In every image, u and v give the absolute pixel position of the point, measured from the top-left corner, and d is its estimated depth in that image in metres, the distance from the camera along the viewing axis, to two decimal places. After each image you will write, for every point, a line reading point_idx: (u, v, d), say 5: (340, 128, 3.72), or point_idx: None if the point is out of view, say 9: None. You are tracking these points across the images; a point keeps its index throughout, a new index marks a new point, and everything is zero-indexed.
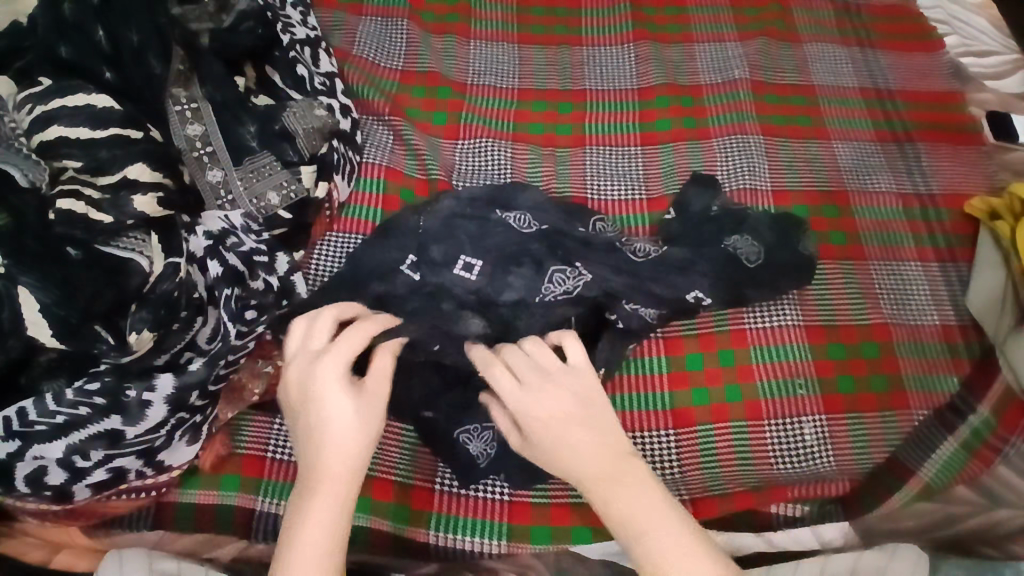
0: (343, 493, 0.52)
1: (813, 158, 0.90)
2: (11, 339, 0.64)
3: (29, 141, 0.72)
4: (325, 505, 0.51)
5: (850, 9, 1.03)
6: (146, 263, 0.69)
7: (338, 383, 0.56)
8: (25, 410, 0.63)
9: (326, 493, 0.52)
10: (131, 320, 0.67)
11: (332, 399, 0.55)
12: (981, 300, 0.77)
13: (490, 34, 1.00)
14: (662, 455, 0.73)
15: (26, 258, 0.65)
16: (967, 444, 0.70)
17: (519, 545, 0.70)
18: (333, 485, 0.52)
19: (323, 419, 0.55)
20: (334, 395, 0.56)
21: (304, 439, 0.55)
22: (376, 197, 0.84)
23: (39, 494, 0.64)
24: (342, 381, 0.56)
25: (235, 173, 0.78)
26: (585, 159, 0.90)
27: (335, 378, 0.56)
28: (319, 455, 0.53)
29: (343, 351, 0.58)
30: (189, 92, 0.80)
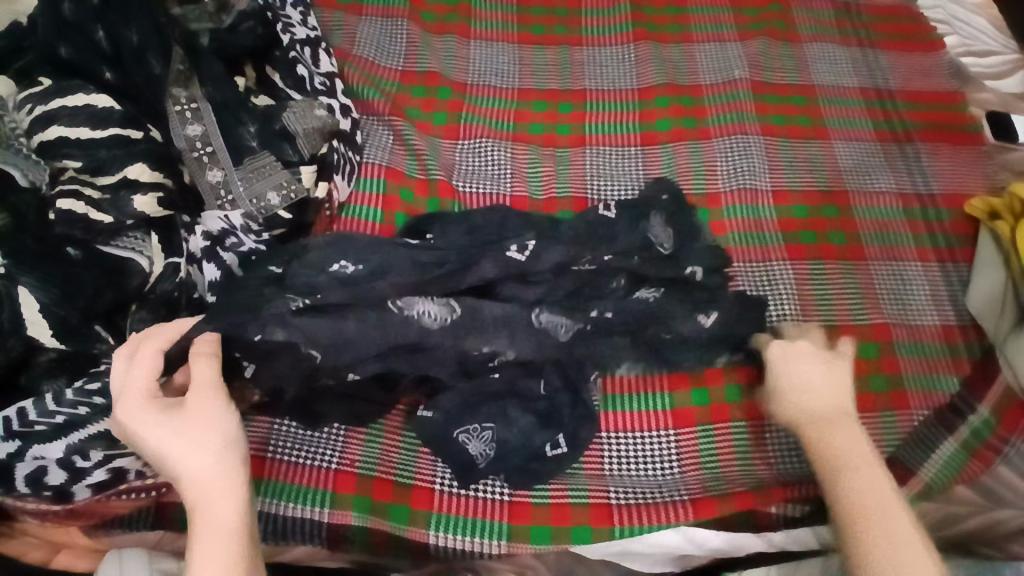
0: (209, 486, 0.52)
1: (813, 158, 0.89)
2: (11, 339, 0.64)
3: (28, 141, 0.73)
4: (201, 504, 0.51)
5: (850, 9, 1.03)
6: (146, 263, 0.70)
7: (145, 413, 0.54)
8: (25, 410, 0.64)
9: (195, 495, 0.52)
10: (131, 320, 0.69)
11: (148, 431, 0.53)
12: (981, 300, 0.77)
13: (490, 34, 1.00)
14: (662, 454, 0.74)
15: (26, 259, 0.66)
16: (967, 444, 0.70)
17: (519, 545, 0.69)
18: (189, 482, 0.52)
19: (163, 434, 0.53)
20: (144, 419, 0.54)
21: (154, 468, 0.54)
22: (376, 197, 0.84)
23: (39, 494, 0.63)
24: (155, 409, 0.54)
25: (235, 173, 0.78)
26: (586, 159, 0.90)
27: (135, 410, 0.54)
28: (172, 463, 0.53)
29: (129, 381, 0.56)
30: (189, 92, 0.79)
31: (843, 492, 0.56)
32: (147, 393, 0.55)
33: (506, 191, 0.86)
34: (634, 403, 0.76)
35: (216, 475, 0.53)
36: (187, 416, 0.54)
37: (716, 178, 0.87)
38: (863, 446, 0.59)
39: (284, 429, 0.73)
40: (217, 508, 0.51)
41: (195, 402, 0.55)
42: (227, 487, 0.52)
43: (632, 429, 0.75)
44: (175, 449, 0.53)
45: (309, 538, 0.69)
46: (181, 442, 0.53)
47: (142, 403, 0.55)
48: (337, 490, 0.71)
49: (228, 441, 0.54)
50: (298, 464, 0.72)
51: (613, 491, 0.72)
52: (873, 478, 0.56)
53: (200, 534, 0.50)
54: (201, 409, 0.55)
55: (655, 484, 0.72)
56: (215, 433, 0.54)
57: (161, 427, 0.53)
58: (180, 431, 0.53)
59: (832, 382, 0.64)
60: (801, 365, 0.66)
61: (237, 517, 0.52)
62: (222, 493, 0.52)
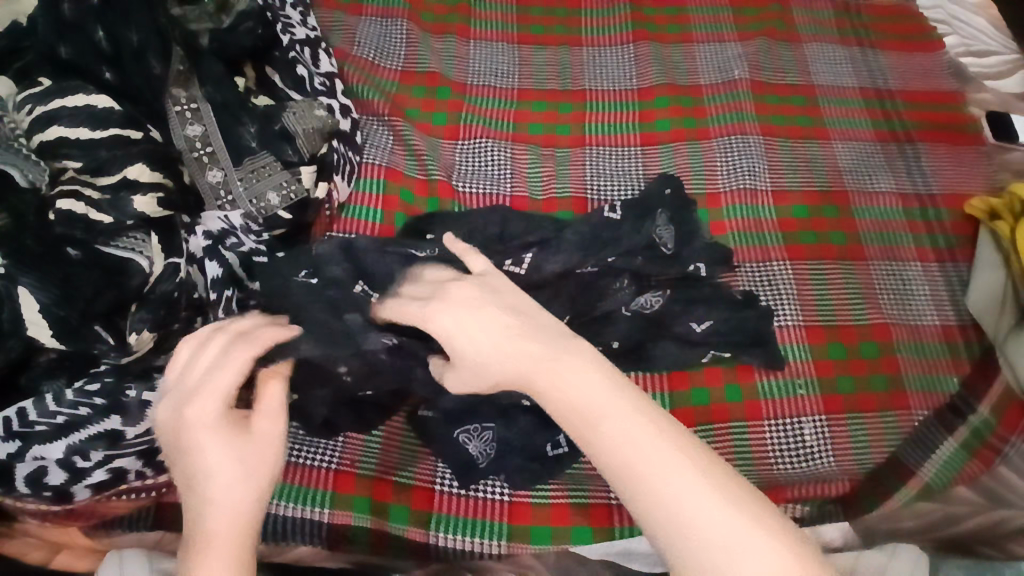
0: (234, 524, 0.48)
1: (813, 158, 0.90)
2: (11, 339, 0.64)
3: (28, 141, 0.73)
4: (223, 528, 0.48)
5: (850, 9, 1.03)
6: (146, 263, 0.69)
7: (214, 424, 0.52)
8: (25, 410, 0.63)
9: (215, 530, 0.48)
10: (132, 321, 0.68)
11: (209, 442, 0.51)
12: (981, 299, 0.77)
13: (490, 34, 1.00)
14: None
15: (26, 258, 0.66)
16: (967, 445, 0.70)
17: (519, 545, 0.69)
18: (224, 502, 0.49)
19: (219, 449, 0.51)
20: (205, 429, 0.51)
21: (187, 484, 0.50)
22: (376, 197, 0.84)
23: (39, 494, 0.64)
24: (221, 421, 0.52)
25: (235, 174, 0.78)
26: (586, 159, 0.90)
27: (207, 414, 0.52)
28: (215, 478, 0.49)
29: (202, 384, 0.54)
30: (189, 92, 0.80)
31: (648, 498, 0.43)
32: (222, 399, 0.53)
33: (506, 191, 0.86)
34: None
35: (248, 509, 0.49)
36: (247, 439, 0.52)
37: (716, 177, 0.87)
38: (648, 445, 0.44)
39: (284, 430, 0.73)
40: (231, 551, 0.47)
41: (257, 424, 0.53)
42: (252, 521, 0.49)
43: None
44: (218, 468, 0.50)
45: (310, 538, 0.69)
46: (225, 463, 0.50)
47: (212, 409, 0.52)
48: (337, 490, 0.71)
49: (270, 481, 0.52)
50: (299, 464, 0.72)
51: (614, 492, 0.72)
52: (679, 491, 0.43)
53: (211, 557, 0.46)
54: (265, 439, 0.53)
55: None
56: (266, 467, 0.52)
57: (214, 440, 0.51)
58: (229, 451, 0.51)
59: (497, 344, 0.52)
60: (571, 377, 0.48)
61: (247, 555, 0.48)
62: (248, 527, 0.49)
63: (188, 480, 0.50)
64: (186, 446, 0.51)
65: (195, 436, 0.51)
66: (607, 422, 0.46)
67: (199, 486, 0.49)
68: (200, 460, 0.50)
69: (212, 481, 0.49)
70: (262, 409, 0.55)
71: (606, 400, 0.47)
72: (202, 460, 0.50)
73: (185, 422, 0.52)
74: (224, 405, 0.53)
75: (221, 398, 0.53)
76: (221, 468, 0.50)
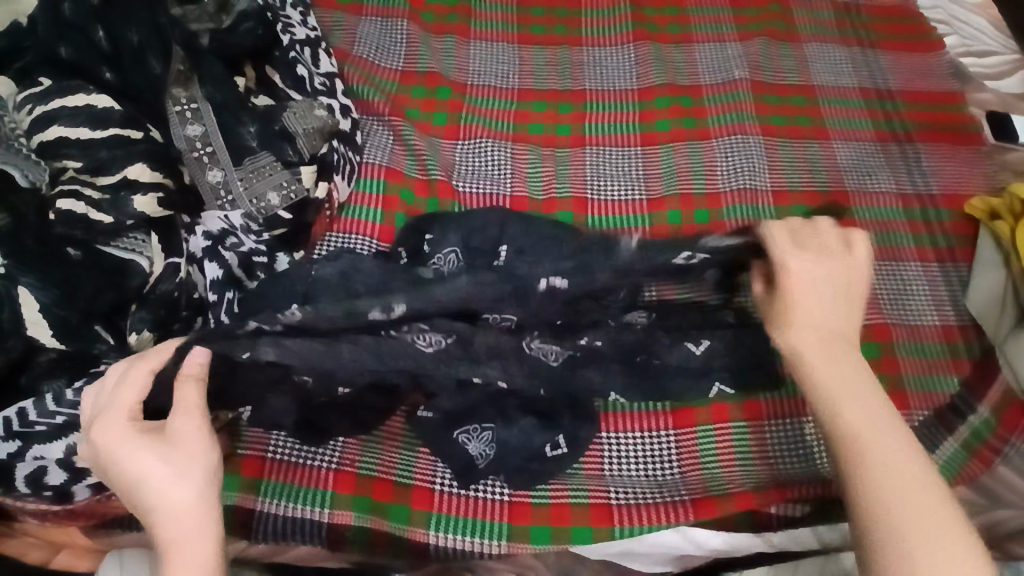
0: (189, 522, 0.52)
1: (813, 158, 0.90)
2: (11, 339, 0.64)
3: (29, 142, 0.73)
4: (180, 532, 0.51)
5: (850, 9, 1.03)
6: (146, 263, 0.70)
7: (127, 437, 0.53)
8: (25, 410, 0.63)
9: (172, 532, 0.51)
10: (131, 320, 0.69)
11: (129, 455, 0.52)
12: (981, 300, 0.77)
13: (490, 34, 1.00)
14: (662, 454, 0.74)
15: (26, 259, 0.65)
16: (967, 444, 0.70)
17: (519, 546, 0.69)
18: (170, 509, 0.52)
19: (141, 460, 0.52)
20: (124, 443, 0.53)
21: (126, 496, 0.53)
22: (376, 197, 0.84)
23: (39, 494, 0.64)
24: (138, 432, 0.53)
25: (235, 174, 0.78)
26: (585, 159, 0.90)
27: (116, 433, 0.53)
28: (150, 489, 0.52)
29: (116, 405, 0.55)
30: (189, 92, 0.79)
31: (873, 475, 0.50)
32: (131, 416, 0.55)
33: (506, 191, 0.86)
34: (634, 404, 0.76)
35: (198, 508, 0.52)
36: (170, 444, 0.53)
37: (716, 178, 0.87)
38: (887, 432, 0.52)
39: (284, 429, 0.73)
40: (195, 544, 0.51)
41: (178, 425, 0.54)
42: (204, 518, 0.52)
43: (632, 429, 0.75)
44: (151, 477, 0.52)
45: (310, 538, 0.70)
46: (161, 472, 0.52)
47: (125, 426, 0.54)
48: (337, 490, 0.71)
49: (208, 475, 0.54)
50: (298, 464, 0.72)
51: (613, 492, 0.72)
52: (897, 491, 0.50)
53: (176, 563, 0.50)
54: (185, 436, 0.54)
55: (655, 484, 0.72)
56: (197, 461, 0.53)
57: (140, 453, 0.53)
58: (160, 457, 0.53)
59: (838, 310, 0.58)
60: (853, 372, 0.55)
61: (212, 550, 0.52)
62: (204, 524, 0.52)
63: (126, 497, 0.53)
64: (111, 465, 0.53)
65: (111, 455, 0.53)
66: (851, 412, 0.53)
67: (141, 499, 0.52)
68: (130, 476, 0.52)
69: (149, 492, 0.52)
70: (178, 410, 0.55)
71: (852, 391, 0.54)
72: (133, 476, 0.52)
73: (101, 442, 0.53)
74: (135, 422, 0.54)
75: (131, 414, 0.55)
76: (157, 478, 0.52)
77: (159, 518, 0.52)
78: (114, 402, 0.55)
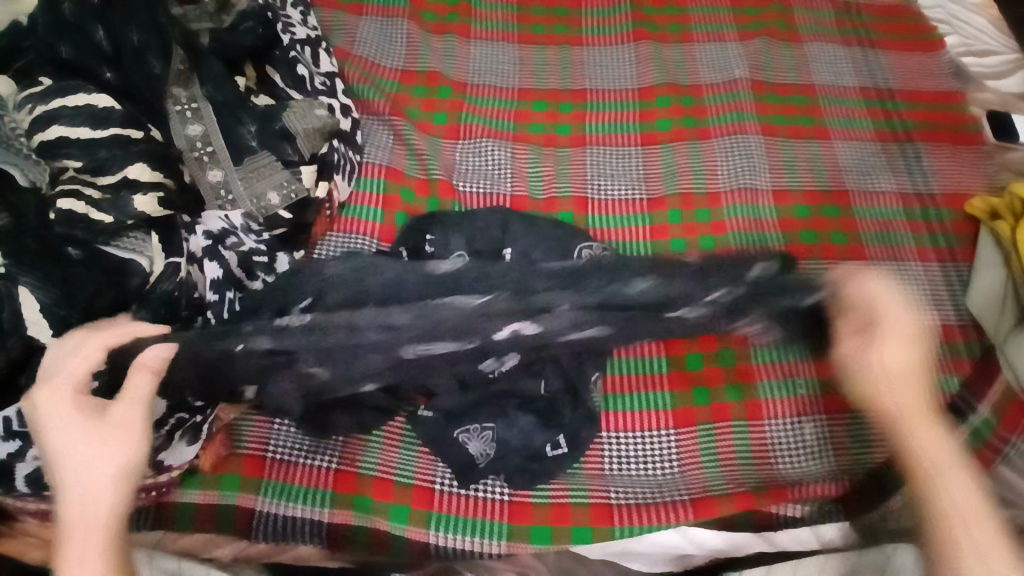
0: (98, 504, 0.52)
1: (813, 158, 0.89)
2: (11, 339, 0.63)
3: (28, 142, 0.73)
4: (90, 521, 0.51)
5: (850, 9, 1.03)
6: (146, 263, 0.69)
7: (70, 404, 0.55)
8: (24, 412, 0.63)
9: (78, 510, 0.51)
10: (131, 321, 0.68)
11: (63, 420, 0.54)
12: (981, 301, 0.78)
13: (491, 34, 1.00)
14: (662, 454, 0.74)
15: (26, 258, 0.66)
16: (968, 443, 0.69)
17: (519, 546, 0.69)
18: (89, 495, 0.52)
19: (73, 440, 0.53)
20: (60, 409, 0.55)
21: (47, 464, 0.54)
22: (376, 197, 0.84)
23: (38, 493, 0.65)
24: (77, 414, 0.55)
25: (235, 174, 0.78)
26: (586, 159, 0.90)
27: (61, 395, 0.55)
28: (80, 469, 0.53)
29: (69, 370, 0.57)
30: (189, 92, 0.80)
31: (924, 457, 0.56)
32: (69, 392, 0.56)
33: (506, 191, 0.86)
34: (634, 403, 0.76)
35: (113, 500, 0.53)
36: (108, 421, 0.55)
37: (716, 177, 0.87)
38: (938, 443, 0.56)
39: (284, 429, 0.74)
40: (96, 531, 0.51)
41: (121, 408, 0.56)
42: (117, 513, 0.53)
43: (632, 429, 0.75)
44: (79, 447, 0.53)
45: (309, 537, 0.69)
46: (90, 446, 0.54)
47: (68, 391, 0.55)
48: (337, 490, 0.71)
49: (127, 470, 0.54)
50: (298, 464, 0.72)
51: (613, 492, 0.72)
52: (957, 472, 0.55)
53: (70, 546, 0.50)
54: (122, 421, 0.56)
55: (655, 483, 0.72)
56: (127, 449, 0.55)
57: (72, 423, 0.54)
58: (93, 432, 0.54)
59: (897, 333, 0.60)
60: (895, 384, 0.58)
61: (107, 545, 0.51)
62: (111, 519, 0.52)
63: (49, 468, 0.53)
64: (45, 426, 0.54)
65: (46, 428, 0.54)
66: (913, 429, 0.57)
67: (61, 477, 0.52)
68: (57, 442, 0.53)
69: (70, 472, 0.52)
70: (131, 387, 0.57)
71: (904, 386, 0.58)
72: (58, 442, 0.53)
73: (42, 402, 0.55)
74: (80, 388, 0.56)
75: (79, 382, 0.56)
76: (82, 452, 0.53)
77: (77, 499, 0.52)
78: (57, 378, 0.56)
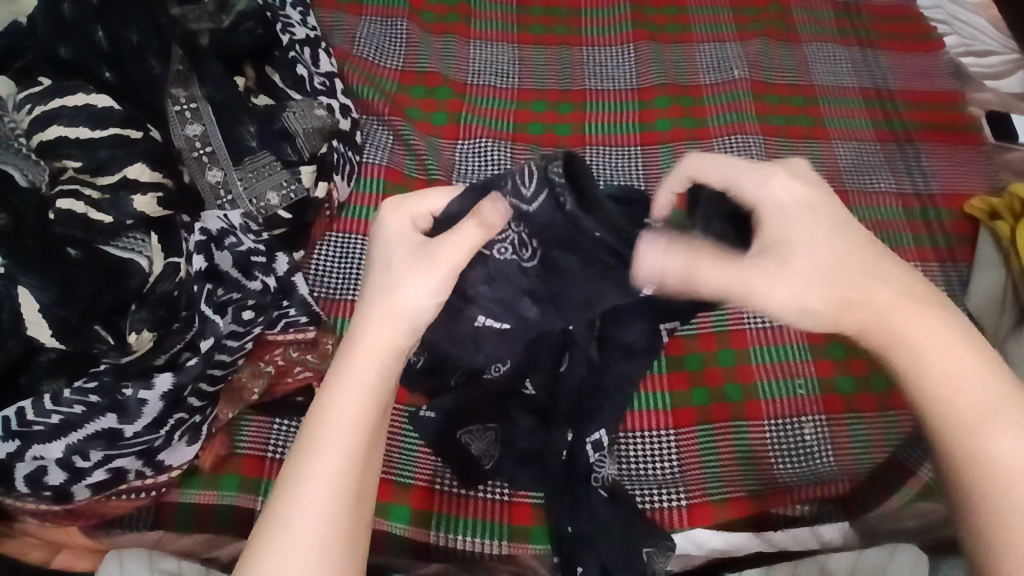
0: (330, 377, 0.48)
1: (812, 158, 0.90)
2: (11, 339, 0.64)
3: (29, 142, 0.73)
4: (321, 401, 0.47)
5: (850, 9, 1.02)
6: (145, 263, 0.70)
7: (408, 240, 0.52)
8: (24, 410, 0.63)
9: (342, 370, 0.48)
10: (131, 320, 0.67)
11: (411, 276, 0.50)
12: (982, 299, 0.77)
13: (490, 34, 1.00)
14: (661, 454, 0.73)
15: (26, 258, 0.65)
16: None
17: (519, 546, 0.70)
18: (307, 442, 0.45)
19: (392, 260, 0.51)
20: (406, 242, 0.52)
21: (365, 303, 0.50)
22: (375, 197, 0.85)
23: (39, 494, 0.65)
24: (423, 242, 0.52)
25: (235, 173, 0.78)
26: (585, 159, 0.90)
27: (403, 239, 0.52)
28: (399, 319, 0.49)
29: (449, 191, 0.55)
30: (189, 92, 0.79)
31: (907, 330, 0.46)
32: (401, 244, 0.52)
33: None
34: (636, 404, 0.76)
35: (374, 384, 0.47)
36: (392, 242, 0.52)
37: None
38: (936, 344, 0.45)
39: (283, 429, 0.74)
40: (323, 406, 0.47)
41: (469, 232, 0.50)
42: (356, 441, 0.46)
43: (633, 429, 0.74)
44: (397, 291, 0.50)
45: None
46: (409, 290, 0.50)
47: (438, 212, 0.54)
48: None
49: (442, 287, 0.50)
50: None
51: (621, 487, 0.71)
52: (994, 384, 0.44)
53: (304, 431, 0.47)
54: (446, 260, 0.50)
55: (654, 483, 0.72)
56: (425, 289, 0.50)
57: (410, 260, 0.51)
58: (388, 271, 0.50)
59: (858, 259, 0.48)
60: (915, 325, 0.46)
61: (334, 487, 0.44)
62: (317, 495, 0.44)
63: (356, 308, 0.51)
64: (383, 271, 0.51)
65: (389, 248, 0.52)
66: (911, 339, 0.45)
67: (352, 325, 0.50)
68: (386, 265, 0.51)
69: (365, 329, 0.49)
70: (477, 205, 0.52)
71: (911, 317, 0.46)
72: (390, 272, 0.50)
73: (387, 232, 0.53)
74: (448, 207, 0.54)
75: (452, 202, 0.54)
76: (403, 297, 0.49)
77: (322, 395, 0.47)
78: (412, 205, 0.54)
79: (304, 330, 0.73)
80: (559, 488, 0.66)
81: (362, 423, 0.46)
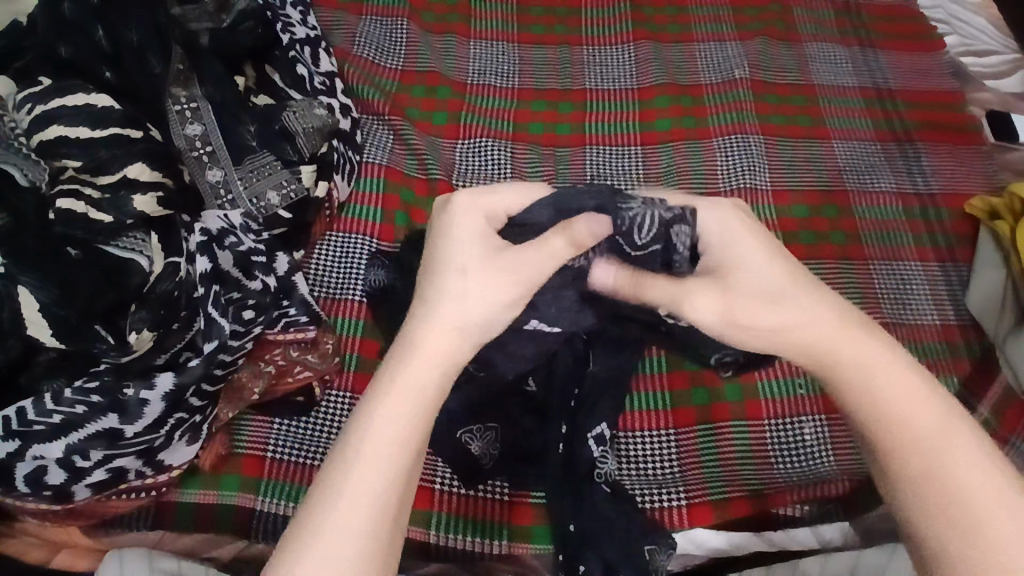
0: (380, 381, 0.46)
1: (813, 158, 0.90)
2: (11, 339, 0.65)
3: (28, 141, 0.72)
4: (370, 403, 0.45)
5: (850, 9, 1.02)
6: (146, 263, 0.69)
7: (485, 240, 0.51)
8: (24, 409, 0.63)
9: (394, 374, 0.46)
10: (131, 320, 0.67)
11: (483, 286, 0.49)
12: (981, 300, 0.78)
13: (490, 34, 1.00)
14: (661, 454, 0.73)
15: (26, 258, 0.65)
16: None
17: (519, 545, 0.70)
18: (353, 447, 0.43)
19: (465, 260, 0.49)
20: (484, 241, 0.50)
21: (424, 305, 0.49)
22: (376, 197, 0.85)
23: (39, 493, 0.65)
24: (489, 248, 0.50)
25: (235, 173, 0.78)
26: (586, 159, 0.90)
27: (478, 238, 0.50)
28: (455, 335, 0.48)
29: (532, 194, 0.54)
30: (189, 92, 0.80)
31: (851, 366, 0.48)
32: (474, 244, 0.50)
33: None
34: (636, 404, 0.76)
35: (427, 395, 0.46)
36: (466, 238, 0.50)
37: (716, 178, 0.88)
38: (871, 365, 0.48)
39: (283, 429, 0.74)
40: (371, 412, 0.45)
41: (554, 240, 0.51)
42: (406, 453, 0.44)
43: (633, 429, 0.74)
44: (465, 297, 0.48)
45: None
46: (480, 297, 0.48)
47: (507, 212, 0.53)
48: None
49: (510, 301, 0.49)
50: (298, 464, 0.72)
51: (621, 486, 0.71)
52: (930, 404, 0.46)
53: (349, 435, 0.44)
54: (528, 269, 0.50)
55: (655, 483, 0.72)
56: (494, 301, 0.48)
57: (485, 263, 0.49)
58: (457, 273, 0.49)
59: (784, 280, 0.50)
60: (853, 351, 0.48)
61: (379, 499, 0.42)
62: (361, 506, 0.42)
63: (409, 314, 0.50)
64: (454, 271, 0.49)
65: (456, 241, 0.51)
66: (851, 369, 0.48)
67: (409, 330, 0.48)
68: (459, 265, 0.49)
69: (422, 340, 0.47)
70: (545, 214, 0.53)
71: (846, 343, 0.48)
72: (464, 273, 0.49)
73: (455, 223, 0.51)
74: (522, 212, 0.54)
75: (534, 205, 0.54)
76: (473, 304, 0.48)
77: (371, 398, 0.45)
78: (488, 201, 0.52)
79: (304, 330, 0.72)
80: (560, 487, 0.66)
81: (413, 434, 0.44)
